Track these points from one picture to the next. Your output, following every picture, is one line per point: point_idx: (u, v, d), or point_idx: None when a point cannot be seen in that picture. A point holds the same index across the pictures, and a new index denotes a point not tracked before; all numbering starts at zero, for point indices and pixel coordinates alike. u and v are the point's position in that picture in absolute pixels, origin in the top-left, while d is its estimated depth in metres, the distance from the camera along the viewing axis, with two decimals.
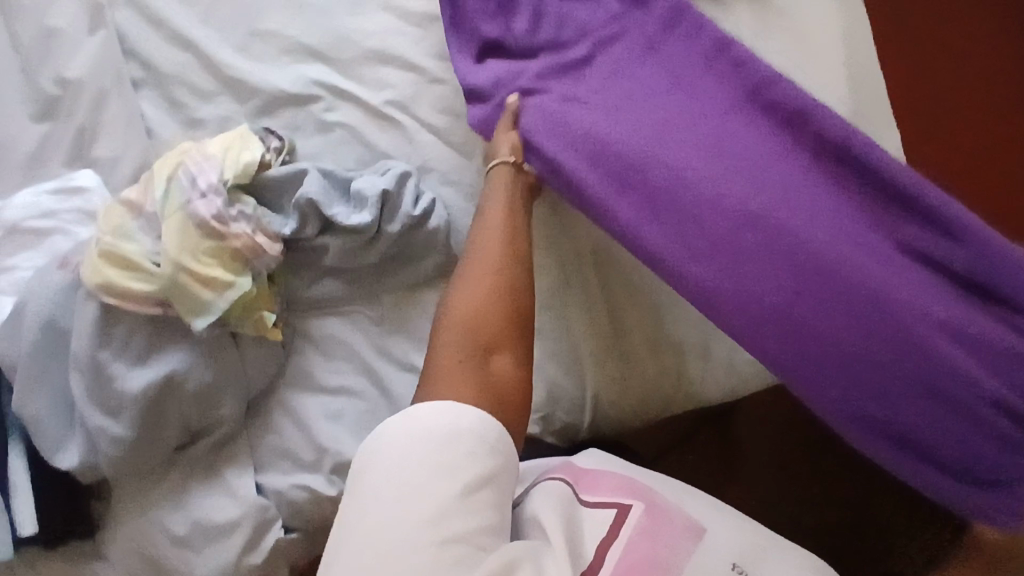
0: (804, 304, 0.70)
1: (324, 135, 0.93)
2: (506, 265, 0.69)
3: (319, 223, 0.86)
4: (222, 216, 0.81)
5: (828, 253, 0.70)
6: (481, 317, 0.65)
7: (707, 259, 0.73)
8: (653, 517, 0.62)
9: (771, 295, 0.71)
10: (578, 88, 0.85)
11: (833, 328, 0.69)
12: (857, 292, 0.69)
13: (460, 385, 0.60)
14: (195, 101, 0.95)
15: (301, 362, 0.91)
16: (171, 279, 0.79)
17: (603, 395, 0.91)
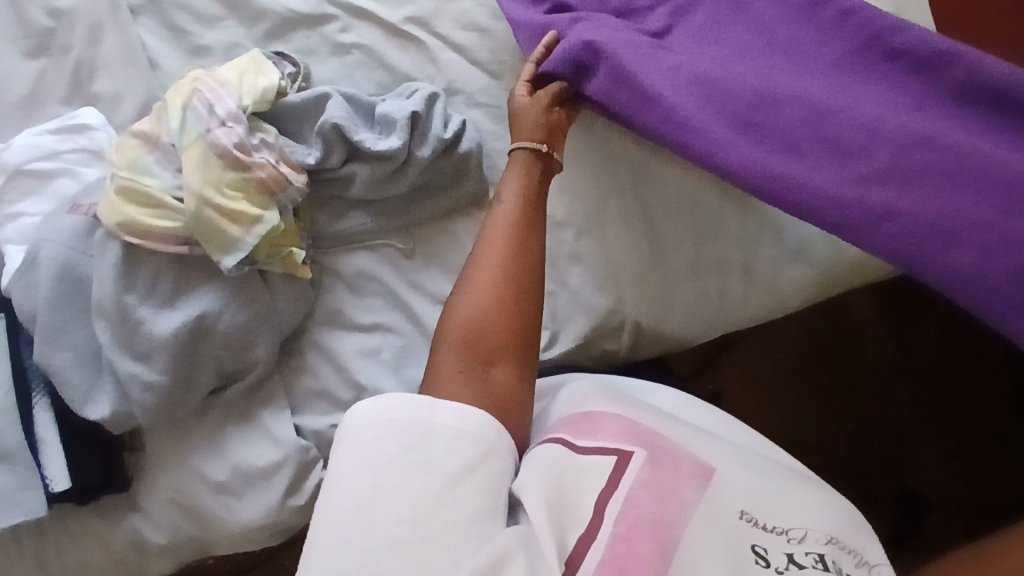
0: (938, 209, 0.63)
1: (340, 57, 0.88)
2: (510, 257, 0.66)
3: (344, 151, 0.81)
4: (244, 145, 0.77)
5: (963, 164, 0.64)
6: (483, 325, 0.63)
7: (832, 178, 0.67)
8: (658, 466, 0.61)
9: (894, 203, 0.65)
10: (665, 45, 0.80)
11: (977, 231, 0.62)
12: (994, 189, 0.62)
13: (464, 393, 0.61)
14: (199, 28, 0.89)
15: (331, 299, 0.87)
16: (196, 215, 0.75)
17: (645, 320, 0.87)
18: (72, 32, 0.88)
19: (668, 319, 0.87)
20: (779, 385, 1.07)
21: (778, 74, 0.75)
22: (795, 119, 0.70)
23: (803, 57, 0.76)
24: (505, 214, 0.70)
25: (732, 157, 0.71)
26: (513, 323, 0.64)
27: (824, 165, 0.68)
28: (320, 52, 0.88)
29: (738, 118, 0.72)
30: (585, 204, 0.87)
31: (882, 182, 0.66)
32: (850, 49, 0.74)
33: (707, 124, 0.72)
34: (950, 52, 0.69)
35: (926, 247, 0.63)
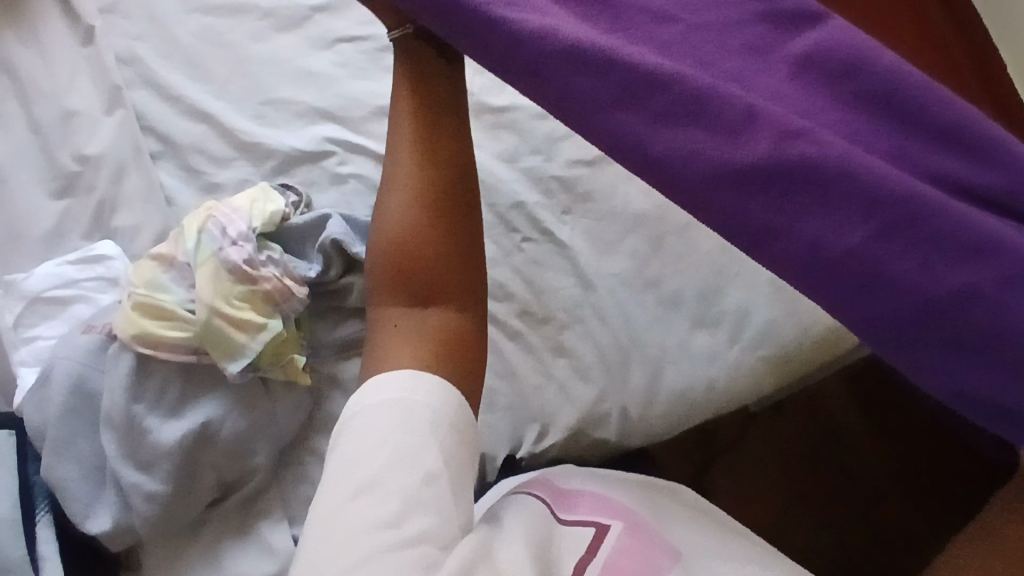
0: (815, 223, 0.46)
1: (338, 187, 0.98)
2: (425, 185, 0.66)
3: (343, 264, 0.90)
4: (253, 260, 0.84)
5: (858, 169, 0.47)
6: (409, 251, 0.64)
7: (701, 153, 0.50)
8: (636, 537, 0.63)
9: (764, 205, 0.48)
10: None
11: (851, 257, 0.45)
12: (896, 218, 0.45)
13: (402, 339, 0.62)
14: (212, 167, 0.99)
15: (330, 407, 0.92)
16: (206, 323, 0.81)
17: (631, 407, 0.91)
18: (97, 175, 0.98)
19: (651, 407, 0.91)
20: (765, 479, 1.10)
21: (685, 41, 0.59)
22: (674, 72, 0.53)
23: (716, 26, 0.60)
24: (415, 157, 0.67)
25: (594, 119, 0.54)
26: (439, 254, 0.65)
27: (706, 136, 0.50)
28: (320, 183, 0.98)
29: (604, 57, 0.54)
30: (566, 304, 0.95)
31: (755, 169, 0.48)
32: (772, 33, 0.59)
33: (582, 77, 0.54)
34: (865, 57, 0.54)
35: (799, 267, 0.47)
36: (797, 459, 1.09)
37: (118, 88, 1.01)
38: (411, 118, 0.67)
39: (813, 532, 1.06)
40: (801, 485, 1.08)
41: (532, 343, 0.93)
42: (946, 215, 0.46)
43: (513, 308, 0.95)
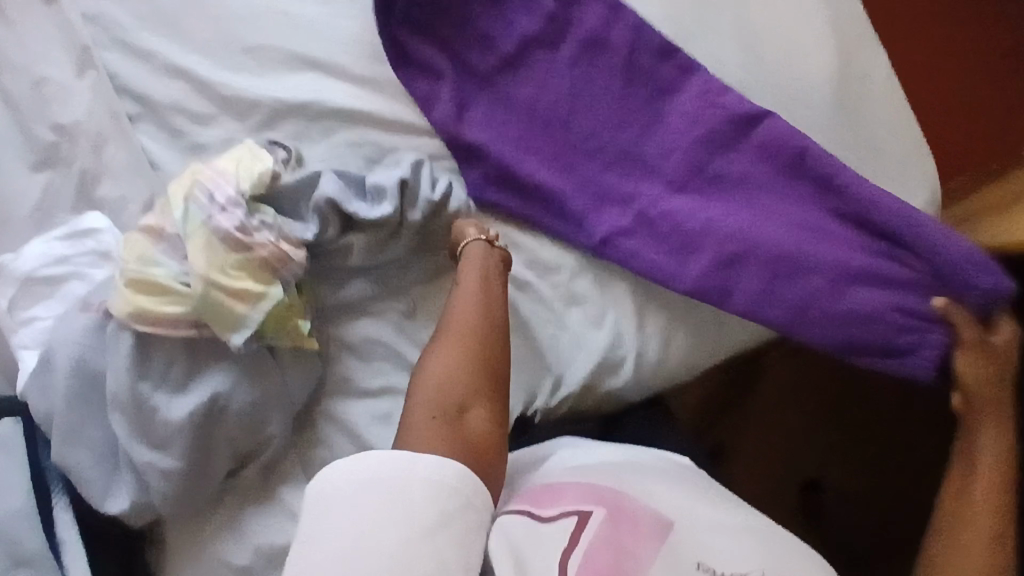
0: (770, 289, 0.86)
1: (328, 139, 0.93)
2: (465, 340, 0.70)
3: (340, 223, 0.85)
4: (245, 227, 0.80)
5: (792, 252, 0.85)
6: (445, 390, 0.66)
7: (700, 260, 0.87)
8: (620, 528, 0.57)
9: (741, 283, 0.86)
10: (546, 132, 0.92)
11: (784, 305, 0.85)
12: (808, 275, 0.85)
13: (437, 432, 0.63)
14: (195, 127, 0.93)
15: (341, 368, 0.90)
16: (204, 296, 0.78)
17: (648, 351, 0.89)
18: (76, 145, 0.93)
19: (670, 352, 0.89)
20: (783, 473, 1.26)
21: (673, 149, 0.91)
22: (670, 200, 0.89)
23: (682, 134, 0.90)
24: (474, 301, 0.74)
25: (618, 250, 0.88)
26: (473, 389, 0.67)
27: (660, 257, 0.88)
28: (309, 136, 0.93)
29: (617, 196, 0.91)
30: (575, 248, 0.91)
31: (719, 269, 0.86)
32: (731, 123, 0.89)
33: (607, 222, 0.89)
34: (809, 154, 0.87)
35: (768, 308, 0.85)
36: (769, 404, 1.28)
37: (87, 49, 0.95)
38: (474, 276, 0.76)
39: (786, 476, 1.26)
40: (790, 466, 1.26)
41: (542, 293, 0.89)
42: (841, 272, 0.84)
43: (520, 258, 0.90)
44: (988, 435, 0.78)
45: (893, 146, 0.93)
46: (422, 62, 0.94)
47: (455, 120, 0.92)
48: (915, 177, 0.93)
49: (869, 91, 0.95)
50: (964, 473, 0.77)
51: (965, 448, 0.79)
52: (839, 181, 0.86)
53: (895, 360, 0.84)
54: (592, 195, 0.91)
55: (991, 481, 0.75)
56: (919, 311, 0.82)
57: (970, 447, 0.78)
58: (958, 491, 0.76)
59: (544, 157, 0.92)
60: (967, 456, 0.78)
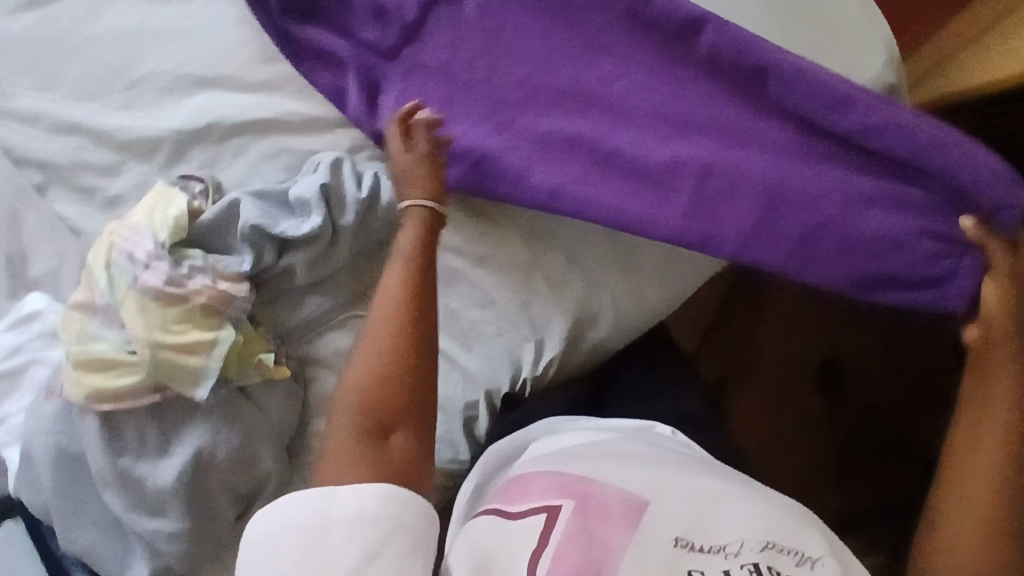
0: (761, 226, 0.74)
1: (244, 157, 0.87)
2: (386, 353, 0.62)
3: (274, 246, 0.81)
4: (175, 278, 0.77)
5: (782, 181, 0.73)
6: (372, 409, 0.61)
7: (675, 209, 0.76)
8: (588, 518, 0.54)
9: (724, 227, 0.75)
10: (479, 101, 0.82)
11: (780, 241, 0.74)
12: (802, 207, 0.73)
13: (356, 459, 0.60)
14: (104, 179, 0.88)
15: (321, 388, 0.88)
16: (154, 360, 0.76)
17: (620, 294, 0.87)
18: None
19: (643, 291, 0.87)
20: (787, 413, 1.20)
21: (629, 87, 0.79)
22: (634, 148, 0.78)
23: (641, 70, 0.79)
24: (394, 285, 0.66)
25: (576, 200, 0.78)
26: (400, 411, 0.61)
27: (637, 205, 0.77)
28: (223, 159, 0.87)
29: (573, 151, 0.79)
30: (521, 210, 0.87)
31: (699, 212, 0.76)
32: (684, 51, 0.78)
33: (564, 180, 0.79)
34: (778, 63, 0.73)
35: (765, 247, 0.74)
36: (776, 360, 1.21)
37: None
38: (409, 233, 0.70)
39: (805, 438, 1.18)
40: (807, 426, 1.19)
41: (500, 263, 0.86)
42: (842, 194, 0.72)
43: (469, 233, 0.87)
44: (1001, 388, 0.60)
45: (842, 15, 0.86)
46: (330, 68, 0.86)
47: (369, 114, 0.84)
48: (875, 40, 0.85)
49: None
50: (966, 435, 0.59)
51: (1003, 411, 0.58)
52: (819, 90, 0.72)
53: (925, 292, 0.73)
54: (530, 155, 0.80)
55: (1005, 449, 0.57)
56: (940, 229, 0.71)
57: (979, 420, 0.59)
58: (969, 459, 0.58)
59: (468, 124, 0.82)
60: (976, 420, 0.60)
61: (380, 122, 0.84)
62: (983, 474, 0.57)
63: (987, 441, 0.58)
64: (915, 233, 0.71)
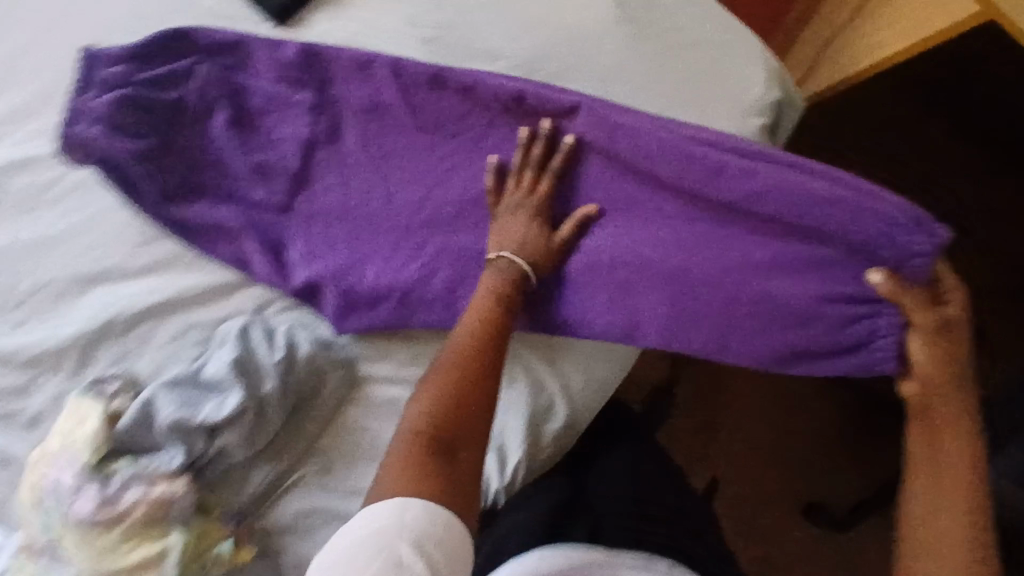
0: (672, 312, 0.74)
1: (153, 344, 0.84)
2: (455, 379, 0.67)
3: (204, 432, 0.78)
4: (107, 498, 0.74)
5: (681, 263, 0.74)
6: (435, 428, 0.65)
7: (594, 308, 0.77)
8: None
9: (638, 317, 0.75)
10: (380, 236, 0.80)
11: (694, 325, 0.73)
12: (718, 288, 0.72)
13: (412, 470, 0.62)
14: (20, 400, 0.84)
15: (290, 555, 0.83)
16: None
17: (570, 379, 0.83)
18: None
19: (590, 369, 0.83)
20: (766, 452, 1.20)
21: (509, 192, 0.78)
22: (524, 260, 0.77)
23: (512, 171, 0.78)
24: (466, 329, 0.71)
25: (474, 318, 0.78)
26: (459, 437, 0.65)
27: (554, 314, 0.79)
28: (132, 350, 0.84)
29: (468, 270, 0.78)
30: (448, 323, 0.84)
31: (614, 305, 0.76)
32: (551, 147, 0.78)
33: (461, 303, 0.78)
34: (654, 143, 0.74)
35: (681, 332, 0.74)
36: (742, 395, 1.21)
37: None
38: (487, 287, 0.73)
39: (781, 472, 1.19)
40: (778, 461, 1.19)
41: None
42: (739, 268, 0.72)
43: (403, 357, 0.83)
44: (948, 453, 0.60)
45: (712, 42, 0.84)
46: (226, 238, 0.81)
47: (278, 273, 0.81)
48: (750, 59, 0.83)
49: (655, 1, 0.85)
50: (921, 489, 0.61)
51: (926, 465, 0.61)
52: (694, 162, 0.73)
53: (855, 361, 0.68)
54: (444, 285, 0.78)
55: (931, 501, 0.60)
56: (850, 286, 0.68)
57: (919, 478, 0.61)
58: (928, 521, 0.59)
59: (382, 262, 0.80)
60: (920, 485, 0.61)
61: (291, 280, 0.80)
62: (930, 534, 0.59)
63: (949, 492, 0.59)
64: (819, 303, 0.69)
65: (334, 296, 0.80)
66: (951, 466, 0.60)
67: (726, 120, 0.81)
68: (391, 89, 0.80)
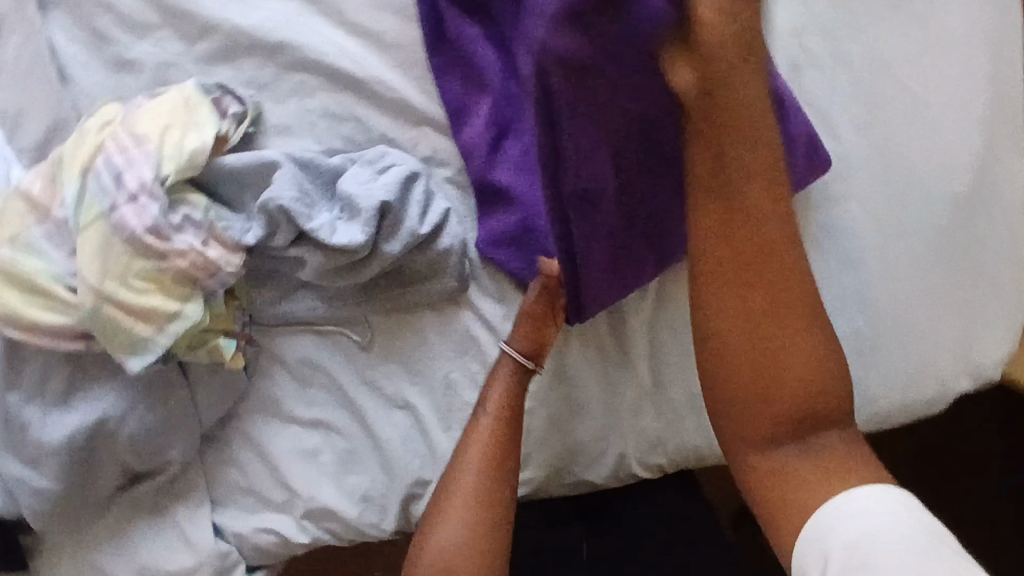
0: (606, 134, 0.66)
1: (300, 100, 0.71)
2: (480, 488, 0.62)
3: (293, 231, 0.67)
4: (161, 228, 0.63)
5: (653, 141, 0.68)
6: (453, 550, 0.59)
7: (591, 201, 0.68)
8: None
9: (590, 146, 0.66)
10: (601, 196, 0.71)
11: (635, 117, 0.66)
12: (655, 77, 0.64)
13: None
14: (127, 37, 0.71)
15: (269, 386, 0.77)
16: (92, 312, 0.63)
17: (632, 450, 0.77)
18: None
19: (657, 454, 0.78)
20: None
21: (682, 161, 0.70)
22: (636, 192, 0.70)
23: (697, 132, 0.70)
24: (484, 428, 0.65)
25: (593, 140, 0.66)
26: (488, 541, 0.60)
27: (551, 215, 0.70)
28: (275, 88, 0.71)
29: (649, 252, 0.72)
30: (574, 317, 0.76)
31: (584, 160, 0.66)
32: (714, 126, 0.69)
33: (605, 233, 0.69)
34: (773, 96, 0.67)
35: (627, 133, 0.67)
36: None
37: None
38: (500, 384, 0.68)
39: None
40: None
41: None
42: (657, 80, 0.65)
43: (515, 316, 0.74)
44: (770, 259, 0.52)
45: (988, 275, 0.74)
46: (462, 80, 0.71)
47: (484, 153, 0.70)
48: (998, 319, 0.75)
49: (986, 196, 0.73)
50: (736, 292, 0.52)
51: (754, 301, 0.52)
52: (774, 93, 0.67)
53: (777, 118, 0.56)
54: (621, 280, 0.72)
55: (822, 352, 0.53)
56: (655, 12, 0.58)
57: (743, 291, 0.52)
58: (733, 326, 0.53)
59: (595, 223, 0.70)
60: (752, 286, 0.52)
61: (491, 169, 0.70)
62: (796, 379, 0.53)
63: (776, 306, 0.52)
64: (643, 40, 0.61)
65: (517, 216, 0.70)
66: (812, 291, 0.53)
67: (931, 358, 0.74)
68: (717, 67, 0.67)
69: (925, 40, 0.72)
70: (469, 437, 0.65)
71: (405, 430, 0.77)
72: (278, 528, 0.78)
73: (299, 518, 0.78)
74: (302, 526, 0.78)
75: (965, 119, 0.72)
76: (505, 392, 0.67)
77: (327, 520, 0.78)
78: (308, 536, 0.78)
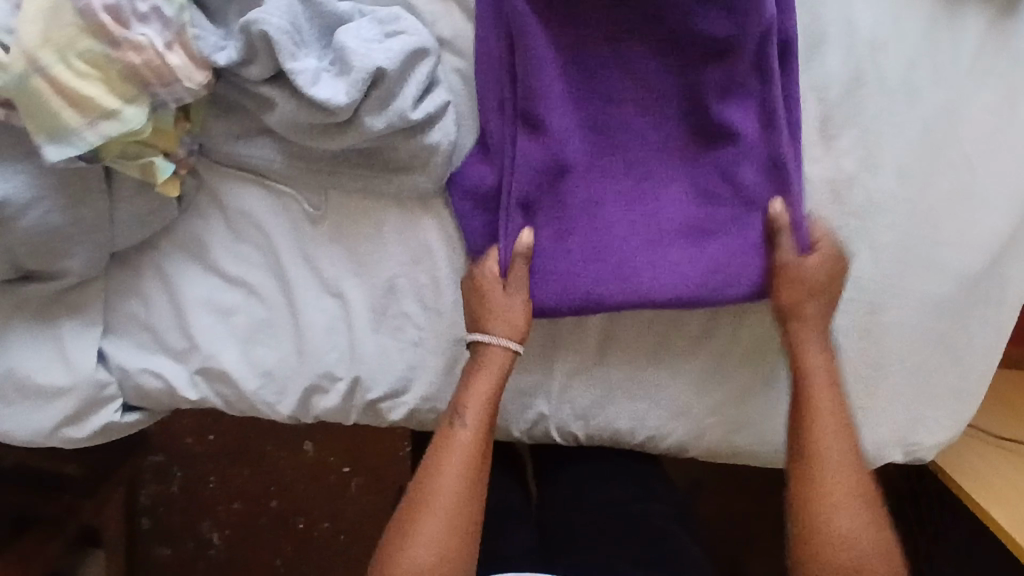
0: (560, 106, 0.66)
1: None
2: (450, 507, 0.62)
3: (272, 67, 0.60)
4: (122, 12, 0.56)
5: (607, 127, 0.67)
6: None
7: (534, 170, 0.66)
8: None
9: (541, 118, 0.65)
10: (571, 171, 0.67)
11: (592, 98, 0.67)
12: (607, 62, 0.66)
13: None
14: None
15: (199, 227, 0.70)
16: (21, 78, 0.55)
17: (553, 413, 0.73)
18: None
19: (577, 426, 0.73)
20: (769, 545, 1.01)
21: (640, 159, 0.67)
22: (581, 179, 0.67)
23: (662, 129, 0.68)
24: (462, 444, 0.64)
25: (548, 106, 0.65)
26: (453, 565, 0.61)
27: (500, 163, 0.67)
28: None
29: (599, 243, 0.66)
30: None
31: (531, 128, 0.65)
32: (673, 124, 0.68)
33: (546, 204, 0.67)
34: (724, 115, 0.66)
35: (581, 114, 0.67)
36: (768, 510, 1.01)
37: None
38: (482, 390, 0.65)
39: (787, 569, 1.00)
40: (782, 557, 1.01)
41: None
42: (611, 63, 0.66)
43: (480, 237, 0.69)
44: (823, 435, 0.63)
45: (967, 364, 0.69)
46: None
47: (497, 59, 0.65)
48: (964, 411, 0.70)
49: (997, 279, 0.68)
50: (801, 469, 0.64)
51: (841, 490, 0.62)
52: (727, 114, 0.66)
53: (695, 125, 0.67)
54: (569, 263, 0.66)
55: (870, 520, 0.62)
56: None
57: (824, 457, 0.63)
58: (813, 474, 0.63)
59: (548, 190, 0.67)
60: (809, 442, 0.64)
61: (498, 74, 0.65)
62: (848, 541, 0.60)
63: (830, 479, 0.62)
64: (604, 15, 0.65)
65: (497, 177, 0.67)
66: (856, 448, 0.64)
67: (883, 420, 0.70)
68: (734, 101, 0.66)
69: (997, 101, 0.66)
70: (445, 448, 0.64)
71: (330, 319, 0.70)
72: (166, 377, 0.71)
73: (192, 372, 0.72)
74: (192, 381, 0.72)
75: (1003, 193, 0.67)
76: (485, 400, 0.65)
77: (220, 383, 0.72)
78: (196, 393, 0.72)
